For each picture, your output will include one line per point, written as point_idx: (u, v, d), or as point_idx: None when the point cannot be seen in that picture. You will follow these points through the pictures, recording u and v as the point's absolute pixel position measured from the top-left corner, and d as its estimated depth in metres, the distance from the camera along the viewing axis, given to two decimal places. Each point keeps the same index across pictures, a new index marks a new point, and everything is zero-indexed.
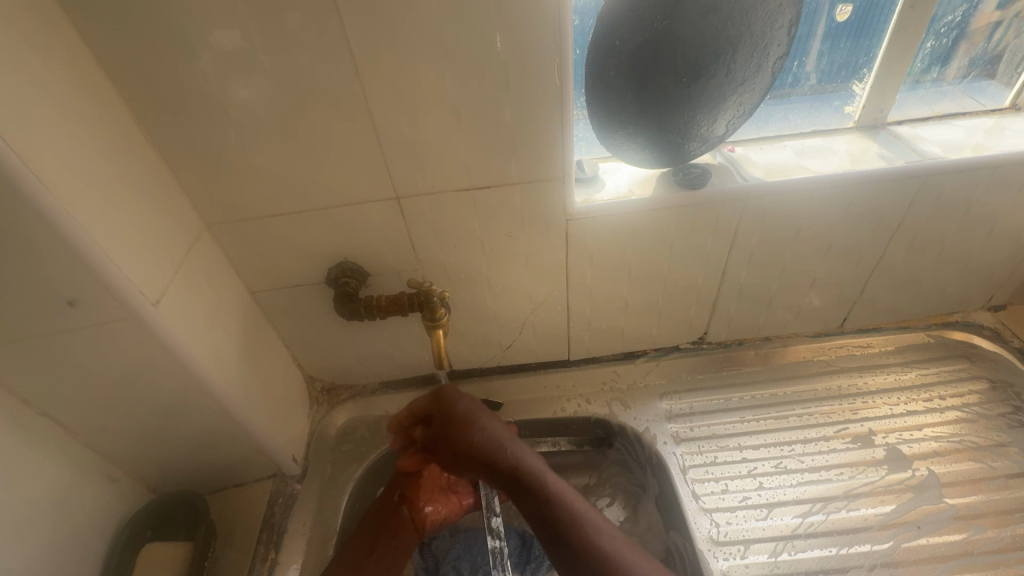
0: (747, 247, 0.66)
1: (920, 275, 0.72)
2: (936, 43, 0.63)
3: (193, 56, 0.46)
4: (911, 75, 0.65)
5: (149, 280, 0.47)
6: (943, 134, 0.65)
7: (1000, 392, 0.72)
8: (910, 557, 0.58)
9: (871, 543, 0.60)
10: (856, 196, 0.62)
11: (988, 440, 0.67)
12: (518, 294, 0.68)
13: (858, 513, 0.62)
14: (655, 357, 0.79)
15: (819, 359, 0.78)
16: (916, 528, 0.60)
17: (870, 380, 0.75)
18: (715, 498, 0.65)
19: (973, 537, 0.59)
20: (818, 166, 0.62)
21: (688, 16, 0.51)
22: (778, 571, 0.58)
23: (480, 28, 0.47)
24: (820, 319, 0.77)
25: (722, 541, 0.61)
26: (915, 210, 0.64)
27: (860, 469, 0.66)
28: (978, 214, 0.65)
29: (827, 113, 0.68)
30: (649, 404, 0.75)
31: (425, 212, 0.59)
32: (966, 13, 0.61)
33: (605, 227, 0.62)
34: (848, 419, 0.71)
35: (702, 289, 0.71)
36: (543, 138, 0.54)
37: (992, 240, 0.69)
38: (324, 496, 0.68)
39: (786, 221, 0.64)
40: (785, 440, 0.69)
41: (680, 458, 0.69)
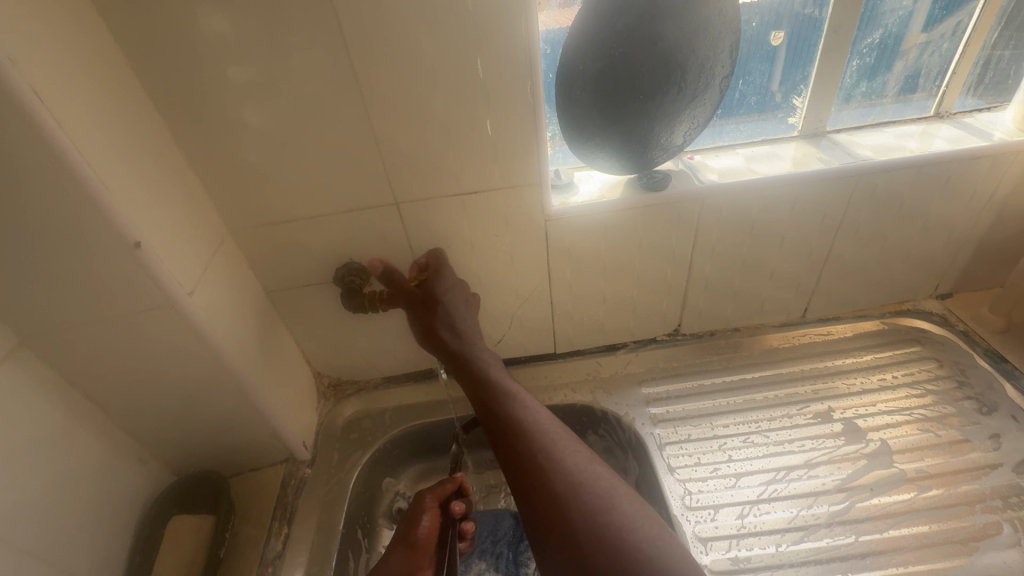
0: (708, 244, 0.75)
1: (868, 267, 0.80)
2: (861, 62, 0.72)
3: (224, 86, 0.55)
4: (842, 90, 0.74)
5: (184, 272, 0.55)
6: (876, 140, 0.74)
7: (947, 369, 0.78)
8: (863, 515, 0.64)
9: (829, 504, 0.66)
10: (800, 194, 0.70)
11: (935, 412, 0.73)
12: (506, 290, 0.76)
13: (817, 479, 0.68)
14: (634, 348, 0.86)
15: (783, 347, 0.85)
16: (869, 489, 0.66)
17: (831, 364, 0.82)
18: (688, 470, 0.71)
19: (919, 495, 0.65)
20: (764, 170, 0.71)
21: (640, 44, 0.61)
22: (744, 531, 0.64)
23: (464, 57, 0.56)
24: (783, 309, 0.85)
25: (694, 507, 0.67)
26: (855, 206, 0.73)
27: (820, 441, 0.72)
28: (911, 208, 0.74)
29: (774, 124, 0.76)
30: (630, 391, 0.82)
31: (420, 216, 0.67)
32: (886, 36, 0.70)
33: (579, 227, 0.70)
34: (810, 398, 0.78)
35: (672, 282, 0.79)
36: (522, 151, 0.63)
37: (928, 232, 0.77)
38: (332, 479, 0.74)
39: (740, 218, 0.72)
40: (752, 418, 0.76)
41: (658, 437, 0.75)
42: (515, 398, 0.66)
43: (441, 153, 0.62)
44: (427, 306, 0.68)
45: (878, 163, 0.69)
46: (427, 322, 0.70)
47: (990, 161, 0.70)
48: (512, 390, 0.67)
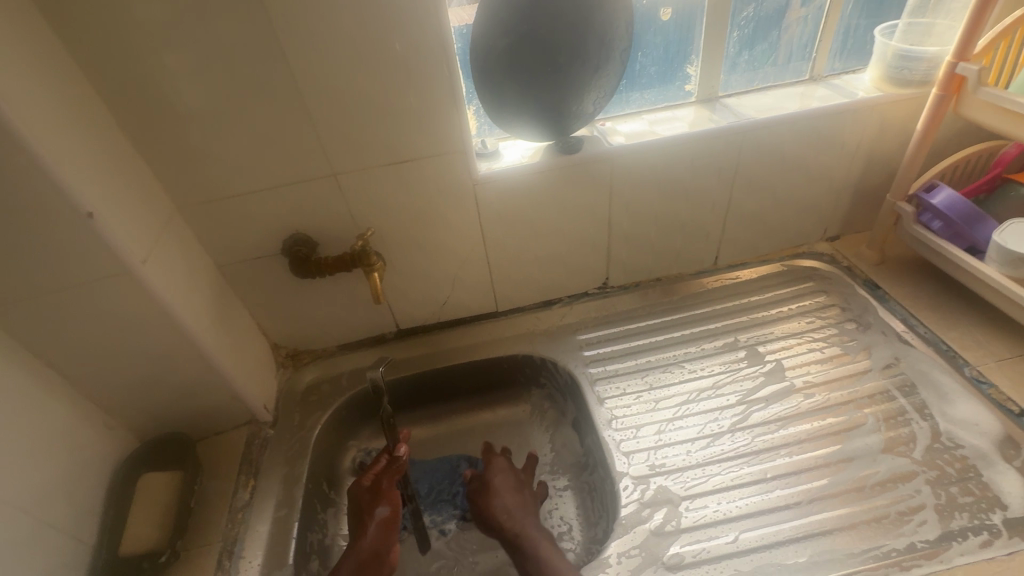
0: (622, 200, 0.84)
1: (763, 214, 0.92)
2: (740, 33, 0.81)
3: (161, 70, 0.60)
4: (728, 58, 0.83)
5: (136, 242, 0.60)
6: (760, 101, 0.84)
7: (833, 299, 0.91)
8: (759, 421, 0.75)
9: (732, 415, 0.76)
10: (695, 151, 0.81)
11: (821, 335, 0.85)
12: (445, 253, 0.83)
13: (723, 396, 0.79)
14: (569, 302, 0.95)
15: (698, 291, 0.96)
16: (765, 400, 0.77)
17: (738, 303, 0.93)
18: (615, 399, 0.81)
19: (805, 401, 0.77)
20: (664, 131, 0.80)
21: (540, 21, 0.68)
22: (661, 443, 0.74)
23: (383, 36, 0.62)
24: (696, 258, 0.96)
25: (618, 428, 0.77)
26: (744, 160, 0.83)
27: (726, 366, 0.83)
28: (793, 159, 0.85)
29: (674, 91, 0.85)
30: (565, 338, 0.91)
31: (359, 186, 0.74)
32: (759, 10, 0.80)
33: (506, 189, 0.78)
34: (719, 332, 0.89)
35: (595, 238, 0.88)
36: (446, 122, 0.70)
37: (809, 180, 0.89)
38: (293, 437, 0.81)
39: (648, 175, 0.82)
40: (670, 353, 0.87)
41: (589, 374, 0.85)
42: (508, 502, 0.72)
43: (371, 126, 0.69)
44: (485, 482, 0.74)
45: (755, 120, 0.80)
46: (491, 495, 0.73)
47: (852, 114, 0.82)
48: (514, 484, 0.74)
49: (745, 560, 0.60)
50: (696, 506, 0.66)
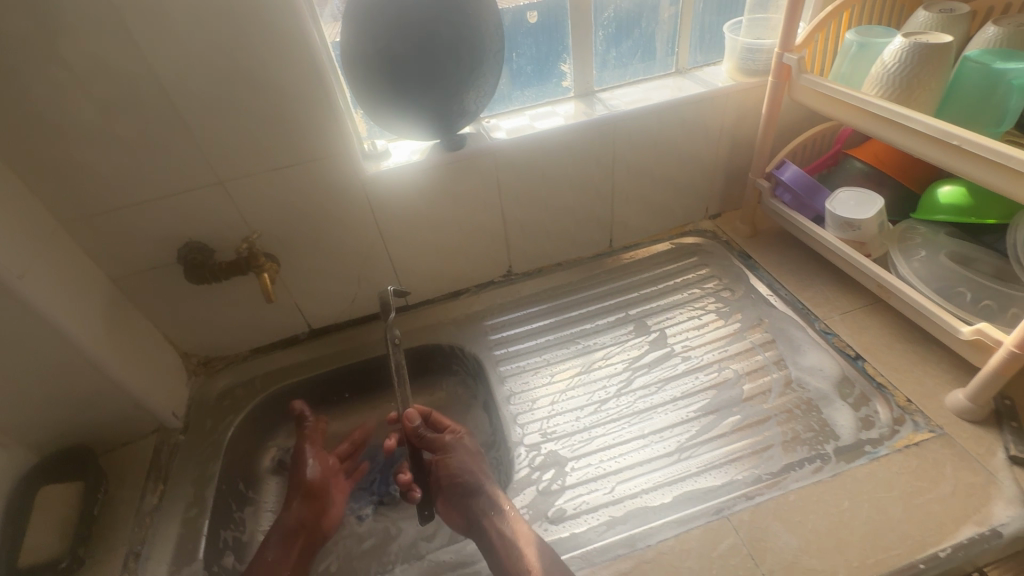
0: (511, 191, 0.90)
1: (646, 197, 1.00)
2: (605, 32, 0.89)
3: (25, 87, 0.61)
4: (597, 55, 0.91)
5: (12, 258, 0.61)
6: (630, 94, 0.91)
7: (714, 270, 1.00)
8: (642, 384, 0.83)
9: (619, 382, 0.84)
10: (573, 143, 0.88)
11: (701, 303, 0.94)
12: (346, 251, 0.87)
13: (612, 366, 0.86)
14: (476, 291, 1.01)
15: (596, 272, 1.03)
16: (649, 366, 0.85)
17: (631, 280, 1.01)
18: (516, 378, 0.87)
19: (683, 363, 0.84)
20: (542, 125, 0.87)
21: (404, 25, 0.70)
22: (554, 412, 0.81)
23: (250, 46, 0.65)
24: (592, 242, 1.04)
25: (517, 403, 0.83)
26: (619, 148, 0.91)
27: (617, 339, 0.91)
28: (664, 145, 0.94)
29: (552, 87, 0.92)
30: (473, 325, 0.97)
31: (249, 191, 0.76)
32: (620, 11, 0.88)
33: (397, 186, 0.83)
34: (613, 309, 0.96)
35: (491, 228, 0.94)
36: (326, 126, 0.74)
37: (682, 163, 0.97)
38: (204, 441, 0.82)
39: (532, 167, 0.88)
40: (568, 331, 0.94)
41: (493, 357, 0.91)
42: (464, 483, 0.72)
43: (252, 132, 0.71)
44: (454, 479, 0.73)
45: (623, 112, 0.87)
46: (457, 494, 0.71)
47: (711, 102, 0.90)
48: (474, 462, 0.74)
49: (618, 506, 0.67)
50: (580, 465, 0.73)
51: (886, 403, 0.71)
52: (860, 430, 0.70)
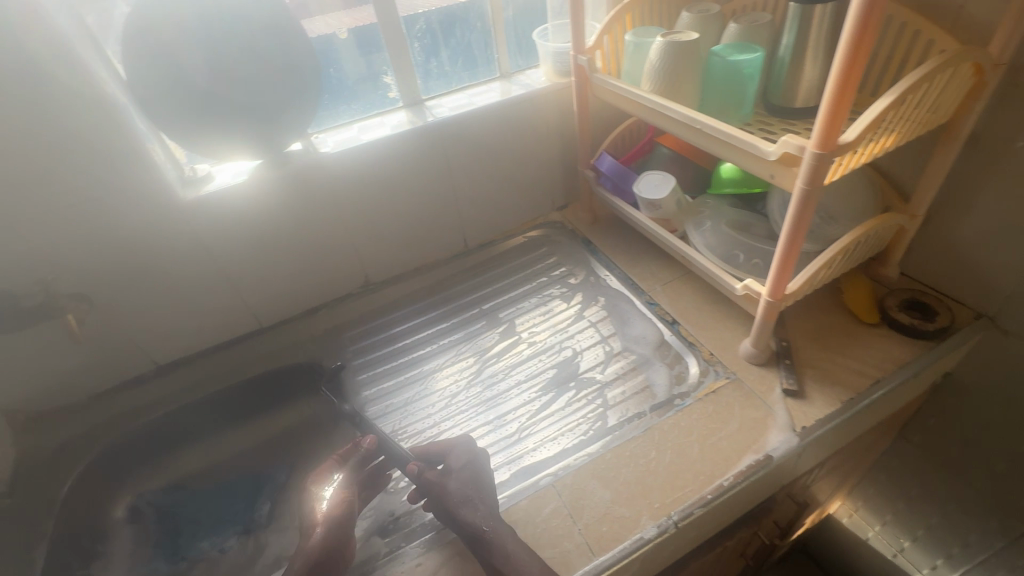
0: (348, 203, 0.92)
1: (491, 195, 1.06)
2: (421, 44, 0.93)
3: None
4: (418, 66, 0.95)
5: None
6: (456, 100, 0.96)
7: (562, 257, 1.06)
8: (490, 374, 0.87)
9: (470, 374, 0.88)
10: (404, 151, 0.91)
11: (548, 290, 1.00)
12: (178, 280, 0.85)
13: (465, 361, 0.90)
14: (335, 305, 1.02)
15: (454, 273, 1.07)
16: (498, 356, 0.90)
17: (487, 276, 1.06)
18: (373, 386, 0.89)
19: (529, 347, 0.90)
20: (370, 136, 0.89)
21: (200, 51, 0.72)
22: (407, 413, 0.84)
23: (17, 81, 0.64)
24: (446, 243, 1.08)
25: (373, 410, 0.85)
26: (451, 152, 0.96)
27: (471, 334, 0.95)
28: (495, 146, 0.99)
29: (379, 99, 0.95)
30: (333, 339, 0.98)
31: (47, 231, 0.73)
32: (431, 23, 0.92)
33: (223, 208, 0.82)
34: (468, 306, 1.01)
35: (336, 241, 0.95)
36: (126, 154, 0.73)
37: (518, 161, 1.04)
38: (33, 501, 0.77)
39: (367, 177, 0.91)
40: (426, 333, 0.97)
41: (353, 368, 0.93)
42: (464, 496, 0.64)
43: (38, 169, 0.69)
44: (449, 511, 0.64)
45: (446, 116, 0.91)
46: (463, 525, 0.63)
47: (530, 103, 0.97)
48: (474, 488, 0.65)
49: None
50: None
51: (695, 357, 0.81)
52: (672, 386, 0.78)
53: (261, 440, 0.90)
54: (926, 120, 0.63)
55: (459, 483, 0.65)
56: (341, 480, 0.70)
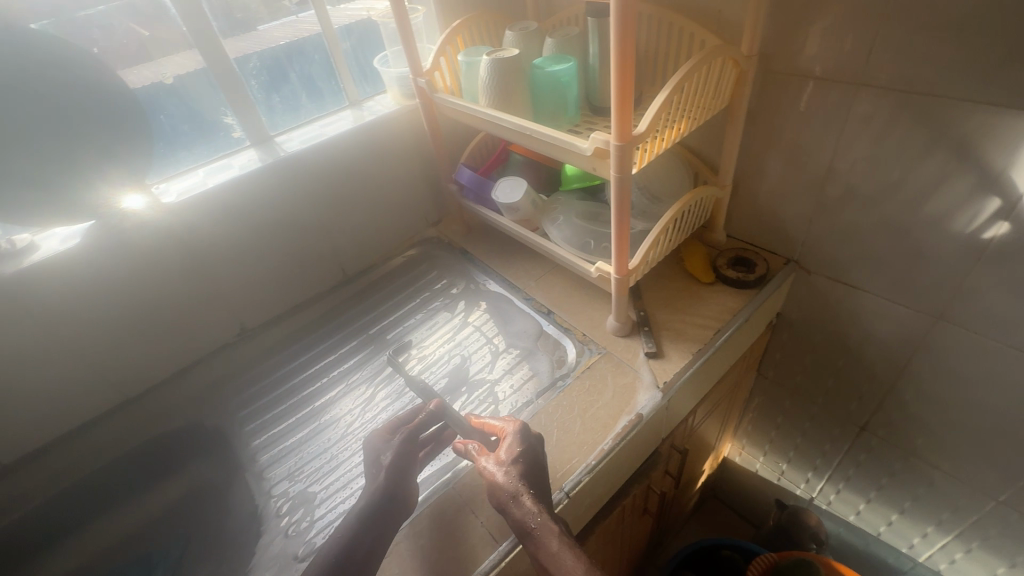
0: (205, 249, 0.87)
1: (361, 220, 1.07)
2: (258, 82, 0.92)
3: None
4: (259, 103, 0.93)
5: None
6: (306, 133, 0.96)
7: (442, 269, 1.10)
8: (384, 396, 0.88)
9: (364, 402, 0.88)
10: (259, 189, 0.89)
11: (432, 303, 1.03)
12: (7, 368, 0.76)
13: (357, 389, 0.90)
14: (210, 359, 0.96)
15: (338, 304, 1.07)
16: (389, 378, 0.91)
17: (372, 300, 1.06)
18: (265, 434, 0.87)
19: (419, 363, 0.92)
20: (215, 180, 0.86)
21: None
22: (303, 454, 0.82)
23: None
24: (325, 274, 1.06)
25: (267, 460, 0.83)
26: (308, 185, 0.95)
27: (361, 362, 0.95)
28: (356, 173, 1.01)
29: (222, 141, 0.92)
30: (216, 397, 0.94)
31: None
32: (265, 60, 0.91)
33: (52, 278, 0.74)
34: (355, 334, 1.01)
35: (199, 292, 0.90)
36: None
37: (381, 185, 1.06)
38: None
39: (220, 222, 0.87)
40: (315, 369, 0.96)
41: (241, 422, 0.90)
42: (512, 490, 0.60)
43: None
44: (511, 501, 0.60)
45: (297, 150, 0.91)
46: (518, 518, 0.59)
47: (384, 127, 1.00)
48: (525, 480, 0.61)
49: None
50: (330, 495, 0.76)
51: (570, 340, 0.88)
52: (555, 371, 0.85)
53: (142, 521, 0.83)
54: (705, 107, 0.75)
55: (510, 475, 0.61)
56: (396, 441, 0.69)
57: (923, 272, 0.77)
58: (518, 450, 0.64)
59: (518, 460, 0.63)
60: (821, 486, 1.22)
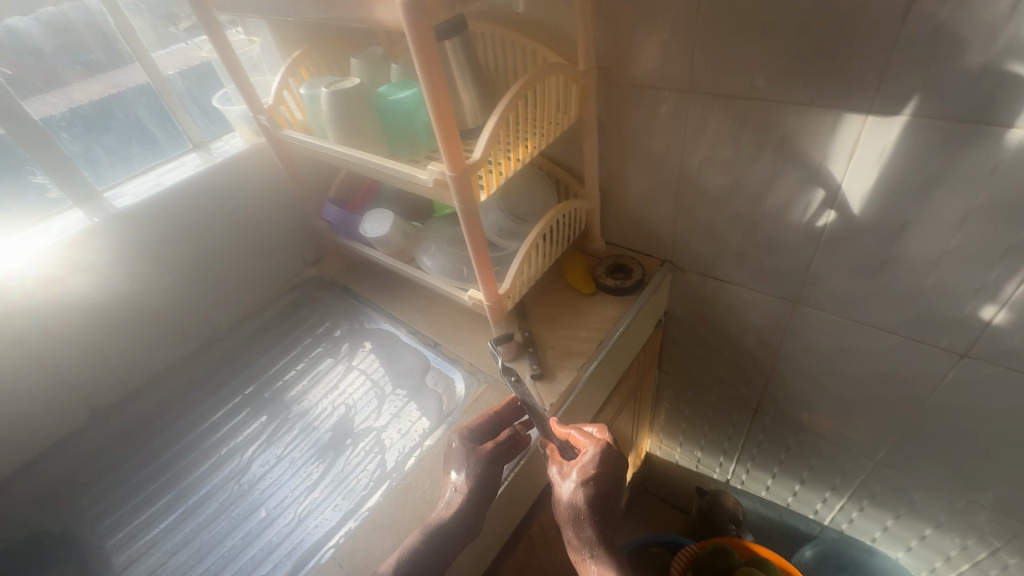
0: (22, 330, 0.76)
1: (223, 271, 0.98)
2: (72, 134, 0.81)
3: None
4: (77, 156, 0.83)
5: None
6: (139, 184, 0.87)
7: (323, 310, 1.03)
8: (261, 466, 0.80)
9: (239, 475, 0.80)
10: (86, 254, 0.79)
11: (313, 350, 0.96)
12: None
13: (233, 462, 0.82)
14: (52, 451, 0.84)
15: (209, 363, 0.97)
16: (268, 443, 0.83)
17: (248, 356, 0.98)
18: (121, 531, 0.76)
19: (300, 420, 0.85)
20: (26, 249, 0.75)
21: None
22: (167, 549, 0.73)
23: None
24: (188, 334, 0.97)
25: (123, 562, 0.72)
26: (150, 242, 0.86)
27: (236, 429, 0.86)
28: (208, 220, 0.93)
29: (33, 200, 0.80)
30: (60, 496, 0.81)
31: None
32: (78, 110, 0.81)
33: None
34: (230, 399, 0.92)
35: (23, 378, 0.78)
36: None
37: (241, 229, 0.98)
38: None
39: (40, 297, 0.76)
40: (182, 446, 0.86)
41: (91, 521, 0.78)
42: (577, 516, 0.63)
43: None
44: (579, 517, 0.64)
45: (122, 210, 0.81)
46: (580, 529, 0.64)
47: (225, 175, 0.93)
48: (599, 508, 0.63)
49: None
50: None
51: (459, 370, 0.85)
52: (444, 407, 0.81)
53: None
54: (547, 124, 0.75)
55: (583, 502, 0.62)
56: (461, 463, 0.67)
57: (776, 262, 0.81)
58: (598, 471, 0.63)
59: (602, 482, 0.63)
60: (732, 468, 1.26)
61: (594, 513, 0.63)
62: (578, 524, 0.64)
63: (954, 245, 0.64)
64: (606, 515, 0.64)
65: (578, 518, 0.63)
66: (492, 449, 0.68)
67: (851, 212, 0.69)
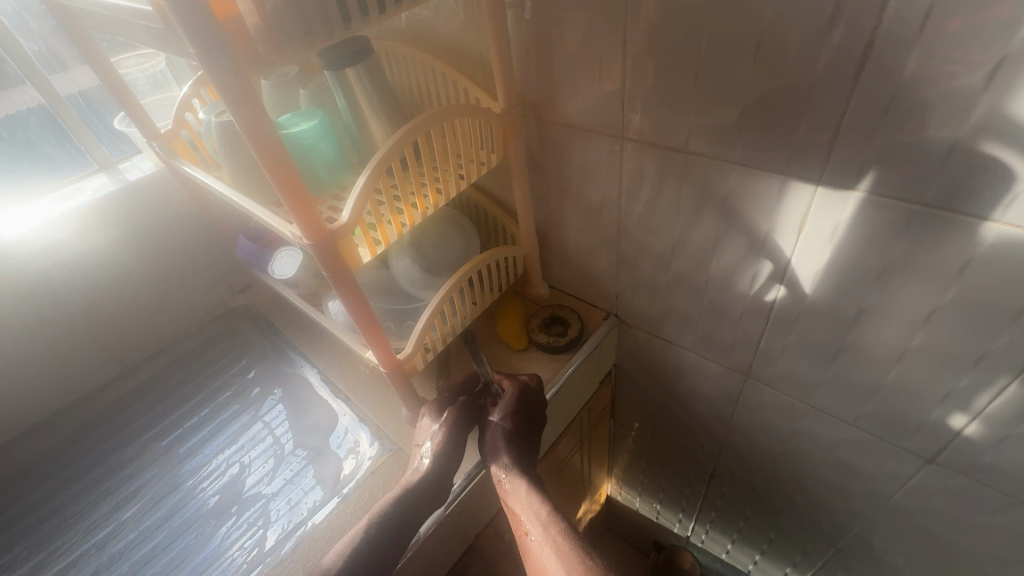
0: None
1: (131, 303, 0.90)
2: None
3: None
4: None
5: None
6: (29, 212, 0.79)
7: (242, 346, 0.95)
8: (137, 531, 0.72)
9: (110, 541, 0.72)
10: None
11: (222, 395, 0.88)
12: None
13: (108, 523, 0.74)
14: None
15: (111, 400, 0.90)
16: (151, 503, 0.75)
17: (154, 395, 0.90)
18: None
19: (188, 479, 0.77)
20: None
21: None
22: None
23: None
24: (92, 369, 0.89)
25: None
26: (40, 276, 0.79)
27: (121, 483, 0.78)
28: (112, 249, 0.85)
29: None
30: None
31: None
32: None
33: None
34: (124, 444, 0.84)
35: None
36: None
37: (154, 258, 0.91)
38: None
39: None
40: (61, 498, 0.78)
41: None
42: (493, 442, 0.65)
43: None
44: (492, 442, 0.66)
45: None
46: (494, 456, 0.65)
47: (127, 201, 0.84)
48: (513, 429, 0.66)
49: None
50: None
51: (365, 433, 0.76)
52: (341, 475, 0.73)
53: None
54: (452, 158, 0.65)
55: (503, 432, 0.65)
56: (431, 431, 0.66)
57: (723, 332, 0.71)
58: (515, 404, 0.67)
59: (520, 412, 0.67)
60: (692, 526, 1.16)
61: (508, 434, 0.65)
62: (492, 448, 0.65)
63: (917, 342, 0.53)
64: (522, 441, 0.66)
65: (493, 442, 0.66)
66: (457, 405, 0.67)
67: (802, 291, 0.58)
